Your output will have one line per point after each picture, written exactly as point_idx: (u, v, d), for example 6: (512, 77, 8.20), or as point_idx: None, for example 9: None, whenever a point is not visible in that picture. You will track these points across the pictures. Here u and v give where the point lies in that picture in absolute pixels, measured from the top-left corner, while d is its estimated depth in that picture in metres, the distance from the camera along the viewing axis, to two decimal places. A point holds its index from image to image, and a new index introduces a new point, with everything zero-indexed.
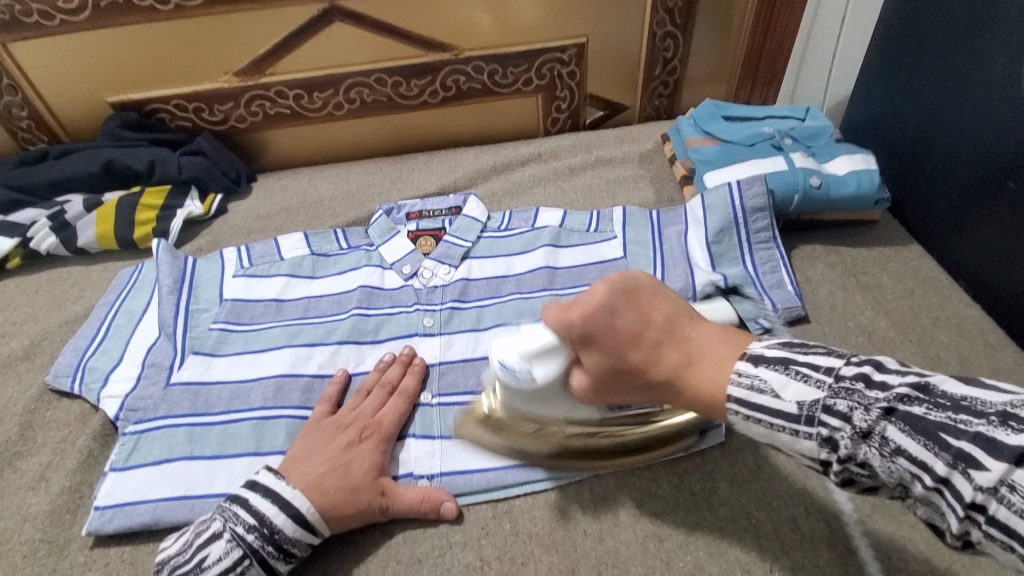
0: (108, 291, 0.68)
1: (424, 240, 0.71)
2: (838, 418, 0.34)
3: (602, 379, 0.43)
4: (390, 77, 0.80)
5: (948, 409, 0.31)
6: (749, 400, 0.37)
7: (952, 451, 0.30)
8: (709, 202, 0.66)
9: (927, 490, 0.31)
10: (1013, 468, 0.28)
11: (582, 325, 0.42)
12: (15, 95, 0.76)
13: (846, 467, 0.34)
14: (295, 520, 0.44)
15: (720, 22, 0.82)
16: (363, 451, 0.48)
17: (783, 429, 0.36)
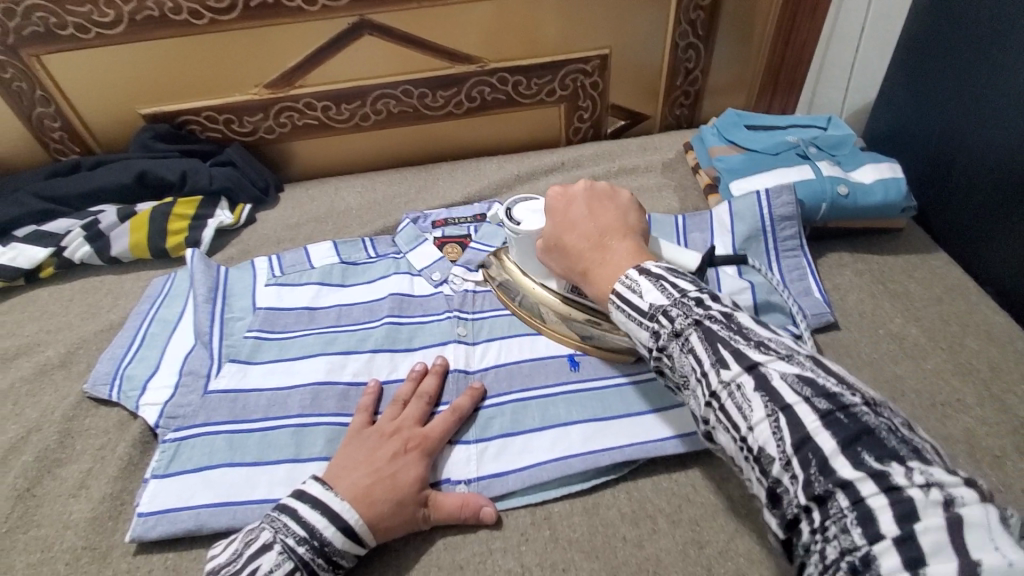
0: (142, 299, 0.69)
1: (451, 248, 0.73)
2: (667, 319, 0.39)
3: (550, 250, 0.52)
4: (416, 89, 0.81)
5: (734, 329, 0.37)
6: (623, 294, 0.42)
7: (721, 353, 0.36)
8: (735, 209, 0.67)
9: (697, 383, 0.38)
10: (747, 372, 0.35)
11: (552, 203, 0.51)
12: (48, 107, 0.77)
13: (659, 359, 0.40)
14: (344, 532, 0.44)
15: (741, 32, 0.83)
16: (406, 459, 0.49)
17: (632, 321, 0.41)
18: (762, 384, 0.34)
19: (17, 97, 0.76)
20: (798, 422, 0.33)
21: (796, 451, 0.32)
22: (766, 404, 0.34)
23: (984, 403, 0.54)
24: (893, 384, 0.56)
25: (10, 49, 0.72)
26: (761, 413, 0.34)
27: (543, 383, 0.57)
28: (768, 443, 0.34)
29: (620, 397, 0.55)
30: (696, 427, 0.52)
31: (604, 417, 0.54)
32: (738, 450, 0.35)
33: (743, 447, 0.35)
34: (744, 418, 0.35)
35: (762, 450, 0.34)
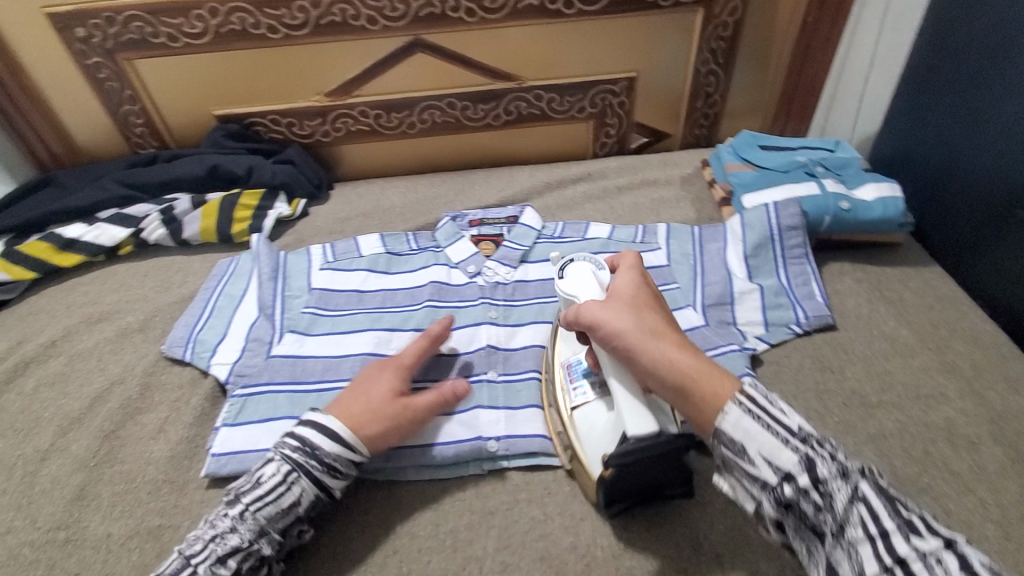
0: (209, 280, 0.77)
1: (485, 244, 0.80)
2: (828, 454, 0.40)
3: (618, 303, 0.50)
4: (460, 102, 0.90)
5: (896, 494, 0.39)
6: (760, 400, 0.42)
7: (903, 516, 0.37)
8: (747, 219, 0.73)
9: (864, 540, 0.37)
10: (946, 547, 0.36)
11: (634, 275, 0.55)
12: (135, 105, 0.87)
13: (806, 492, 0.39)
14: (330, 434, 0.50)
15: (758, 61, 0.91)
16: (375, 383, 0.55)
17: (778, 435, 0.40)
18: (966, 565, 0.35)
19: (108, 95, 0.86)
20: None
21: None
22: None
23: (966, 397, 0.60)
24: (885, 378, 0.62)
25: (107, 53, 0.82)
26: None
27: None
28: None
29: None
30: None
31: None
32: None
33: None
34: None
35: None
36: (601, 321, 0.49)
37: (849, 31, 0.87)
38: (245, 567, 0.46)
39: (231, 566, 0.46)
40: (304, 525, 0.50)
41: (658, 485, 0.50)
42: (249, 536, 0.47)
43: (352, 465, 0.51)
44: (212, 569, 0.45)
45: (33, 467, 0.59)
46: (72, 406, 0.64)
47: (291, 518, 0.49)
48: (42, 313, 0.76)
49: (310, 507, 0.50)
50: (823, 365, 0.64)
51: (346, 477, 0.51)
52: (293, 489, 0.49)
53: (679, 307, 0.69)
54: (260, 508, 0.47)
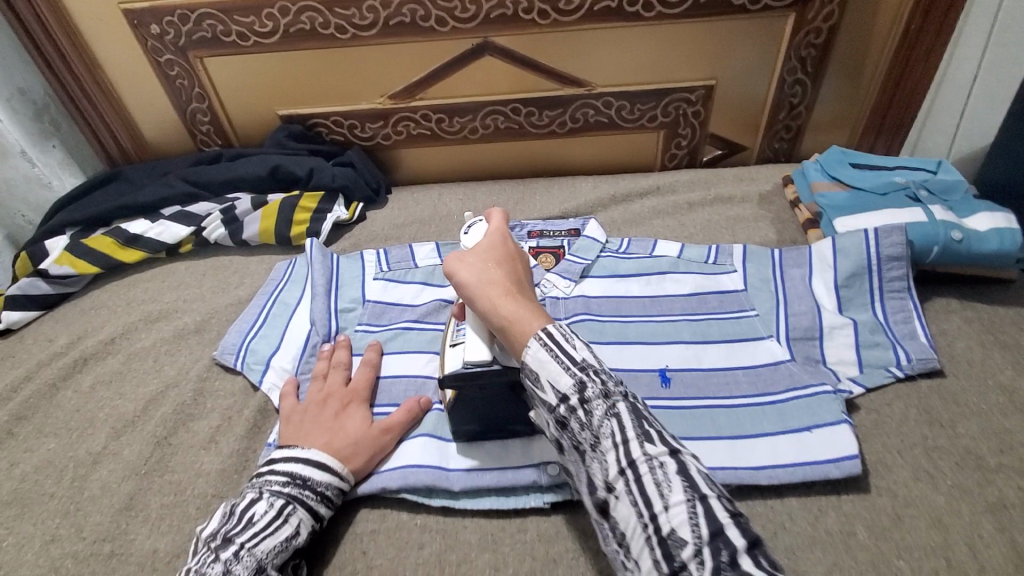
0: (265, 284, 0.76)
1: (545, 258, 0.76)
2: (598, 377, 0.41)
3: (466, 258, 0.50)
4: (525, 108, 0.86)
5: (647, 415, 0.40)
6: (557, 337, 0.42)
7: (648, 428, 0.39)
8: (839, 245, 0.67)
9: (610, 448, 0.39)
10: (670, 455, 0.38)
11: (496, 229, 0.54)
12: (202, 103, 0.87)
13: (573, 409, 0.41)
14: (324, 469, 0.51)
15: (850, 71, 0.83)
16: (348, 411, 0.56)
17: (560, 362, 0.41)
18: (682, 472, 0.37)
19: (177, 92, 0.87)
20: (712, 514, 0.35)
21: (709, 542, 0.34)
22: (685, 490, 0.36)
23: None
24: (1004, 437, 0.55)
25: (179, 50, 0.82)
26: (680, 495, 0.36)
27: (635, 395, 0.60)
28: (682, 529, 0.35)
29: (711, 419, 0.57)
30: (790, 458, 0.53)
31: (696, 436, 0.56)
32: (638, 525, 0.37)
33: (647, 524, 0.36)
34: (660, 499, 0.36)
35: (674, 532, 0.35)
36: (450, 269, 0.50)
37: (953, 43, 0.79)
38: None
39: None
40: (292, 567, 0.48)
41: (506, 416, 0.54)
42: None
43: (338, 496, 0.52)
44: None
45: (85, 472, 0.59)
46: (126, 408, 0.64)
47: (289, 553, 0.47)
48: (102, 310, 0.77)
49: (305, 542, 0.49)
50: (930, 418, 0.57)
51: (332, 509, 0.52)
52: (289, 523, 0.48)
53: (759, 338, 0.64)
54: (258, 543, 0.46)
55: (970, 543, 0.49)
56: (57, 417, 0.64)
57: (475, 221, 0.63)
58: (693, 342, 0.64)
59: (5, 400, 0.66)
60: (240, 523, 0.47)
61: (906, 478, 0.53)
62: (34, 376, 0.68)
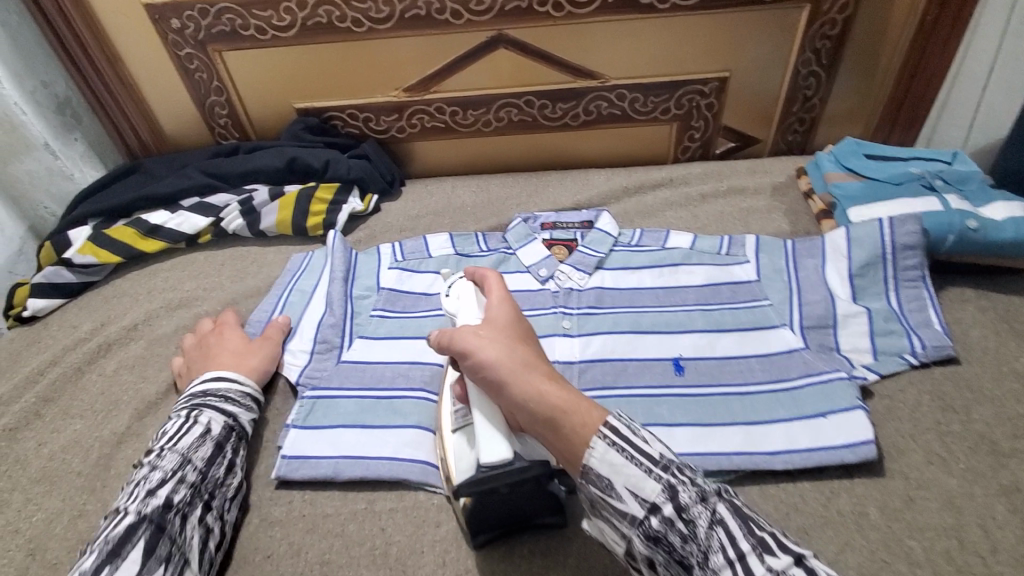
0: (282, 274, 0.77)
1: (558, 249, 0.77)
2: (686, 479, 0.38)
3: (488, 341, 0.47)
4: (538, 100, 0.87)
5: (748, 515, 0.38)
6: (625, 433, 0.40)
7: (757, 535, 0.37)
8: (854, 234, 0.67)
9: (724, 566, 0.36)
10: (795, 563, 0.35)
11: (500, 306, 0.52)
12: (221, 96, 0.89)
13: (669, 522, 0.37)
14: (217, 377, 0.59)
15: (865, 63, 0.83)
16: (224, 334, 0.65)
17: (641, 465, 0.39)
18: None
19: (196, 85, 0.88)
20: None
21: None
22: None
23: None
24: (1019, 423, 0.55)
25: (199, 44, 0.84)
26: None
27: (648, 383, 0.61)
28: None
29: (724, 405, 0.58)
30: (803, 443, 0.54)
31: (710, 422, 0.56)
32: None
33: None
34: None
35: None
36: (470, 348, 0.47)
37: (968, 35, 0.79)
38: (178, 497, 0.48)
39: (162, 496, 0.48)
40: (227, 459, 0.54)
41: (523, 517, 0.49)
42: (173, 467, 0.50)
43: (250, 397, 0.59)
44: (143, 503, 0.47)
45: (110, 450, 0.60)
46: (150, 390, 0.66)
47: (209, 445, 0.53)
48: (123, 297, 0.78)
49: (223, 433, 0.55)
50: (944, 404, 0.57)
51: (251, 410, 0.59)
52: (202, 422, 0.54)
53: (773, 327, 0.64)
54: (173, 443, 0.52)
55: (984, 525, 0.49)
56: (83, 399, 0.66)
57: (456, 288, 0.58)
58: (706, 331, 0.65)
59: (33, 383, 0.68)
60: (157, 440, 0.53)
61: (919, 462, 0.53)
62: (59, 360, 0.70)
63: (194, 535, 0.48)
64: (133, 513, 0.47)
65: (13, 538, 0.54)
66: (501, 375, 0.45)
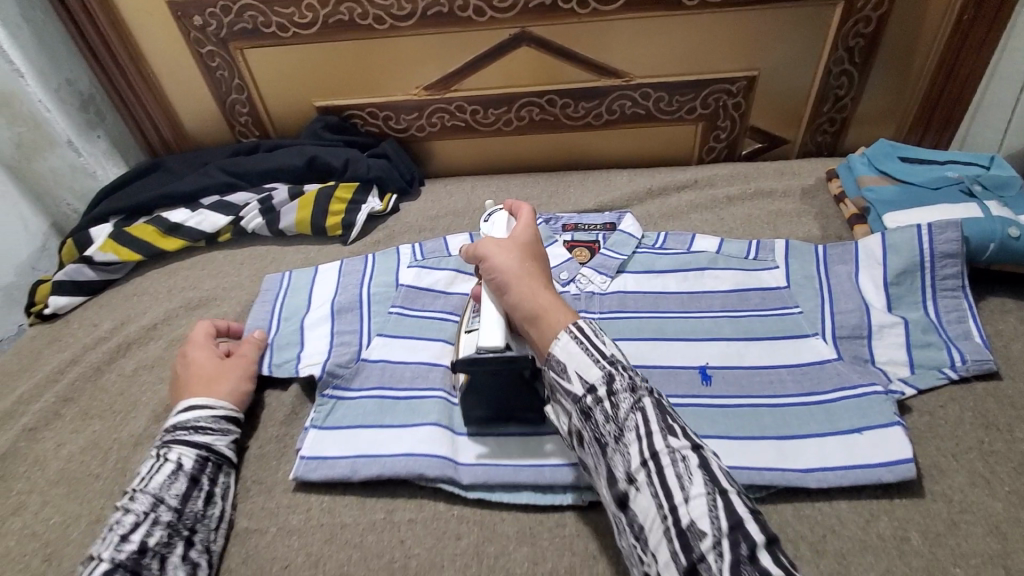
0: (261, 295, 0.73)
1: (580, 251, 0.75)
2: (625, 372, 0.44)
3: (501, 248, 0.54)
4: (561, 99, 0.85)
5: (669, 410, 0.43)
6: (587, 331, 0.45)
7: (670, 423, 0.42)
8: (890, 242, 0.64)
9: (633, 441, 0.41)
10: (692, 449, 0.40)
11: (525, 226, 0.58)
12: (242, 94, 0.89)
13: (600, 403, 0.43)
14: (184, 411, 0.56)
15: (899, 62, 0.80)
16: (194, 355, 0.61)
17: (589, 354, 0.44)
18: (703, 465, 0.39)
19: (217, 83, 0.88)
20: (732, 509, 0.37)
21: (728, 532, 0.36)
22: (706, 483, 0.38)
23: None
24: None
25: (221, 42, 0.83)
26: (700, 488, 0.38)
27: (673, 392, 0.59)
28: (702, 519, 0.37)
29: (753, 417, 0.56)
30: (838, 460, 0.52)
31: (740, 435, 0.55)
32: (658, 516, 0.39)
33: (666, 514, 0.38)
34: (681, 490, 0.38)
35: (692, 524, 0.37)
36: (489, 254, 0.53)
37: (1006, 33, 0.75)
38: (154, 539, 0.48)
39: (136, 541, 0.47)
40: (206, 491, 0.53)
41: (521, 406, 0.54)
42: (146, 509, 0.49)
43: (225, 420, 0.57)
44: (115, 549, 0.47)
45: (130, 452, 0.60)
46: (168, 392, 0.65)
47: (183, 481, 0.52)
48: (144, 297, 0.78)
49: (197, 467, 0.53)
50: (987, 422, 0.55)
51: (227, 435, 0.57)
52: (172, 458, 0.52)
53: (804, 336, 0.62)
54: (144, 485, 0.51)
55: None
56: (103, 399, 0.66)
57: (495, 212, 0.64)
58: (734, 339, 0.63)
59: (53, 383, 0.68)
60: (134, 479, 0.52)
61: (962, 483, 0.51)
62: (80, 360, 0.70)
63: (176, 575, 0.47)
64: (107, 560, 0.46)
65: (34, 541, 0.54)
66: (501, 275, 0.51)
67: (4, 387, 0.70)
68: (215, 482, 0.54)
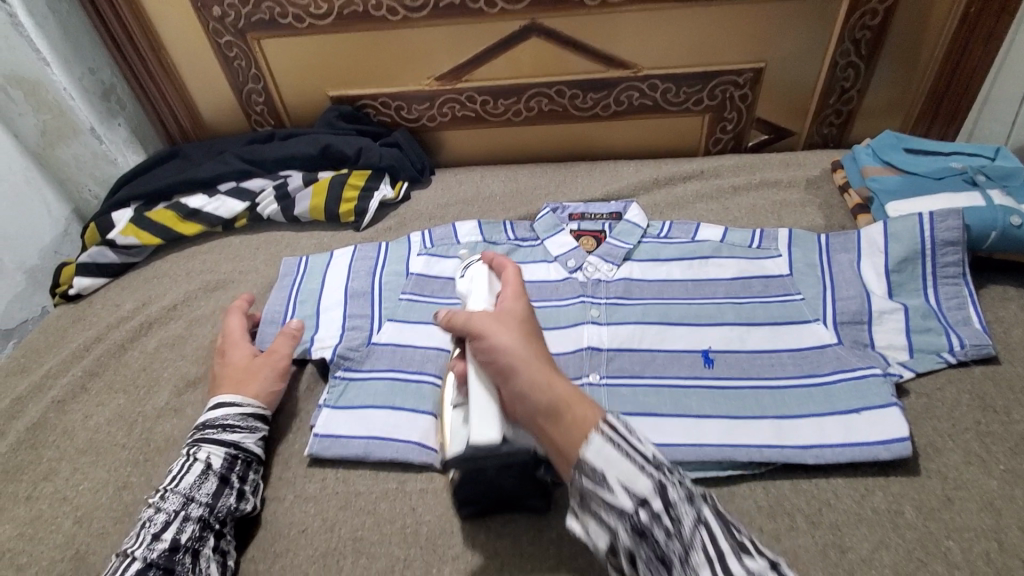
0: (278, 280, 0.75)
1: (586, 240, 0.77)
2: (677, 481, 0.40)
3: (497, 327, 0.50)
4: (570, 90, 0.86)
5: (727, 522, 0.39)
6: (622, 431, 0.41)
7: (735, 539, 0.38)
8: (892, 230, 0.65)
9: (704, 564, 0.36)
10: (770, 567, 0.36)
11: (516, 298, 0.54)
12: (258, 84, 0.91)
13: (657, 519, 0.38)
14: (221, 407, 0.57)
15: (906, 55, 0.81)
16: (231, 355, 0.63)
17: (637, 461, 0.40)
18: None
19: (234, 73, 0.91)
20: None
21: None
22: None
23: None
24: None
25: (238, 32, 0.85)
26: None
27: (676, 374, 0.61)
28: None
29: (754, 398, 0.57)
30: (836, 438, 0.53)
31: (741, 415, 0.56)
32: None
33: None
34: None
35: None
36: (484, 334, 0.49)
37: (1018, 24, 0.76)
38: (185, 536, 0.49)
39: (168, 539, 0.48)
40: (236, 488, 0.53)
41: (512, 497, 0.51)
42: (177, 508, 0.50)
43: (252, 416, 0.58)
44: (149, 547, 0.48)
45: (152, 425, 0.63)
46: (189, 368, 0.68)
47: (213, 480, 0.53)
48: (164, 279, 0.81)
49: (225, 466, 0.54)
50: (984, 404, 0.56)
51: (254, 433, 0.57)
52: (201, 458, 0.54)
53: (805, 321, 0.63)
54: (176, 484, 0.52)
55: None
56: (126, 375, 0.69)
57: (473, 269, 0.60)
58: (737, 324, 0.64)
59: (79, 359, 0.71)
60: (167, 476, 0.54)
61: (957, 462, 0.53)
62: (104, 337, 0.73)
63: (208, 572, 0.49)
64: (139, 558, 0.47)
65: (63, 506, 0.57)
66: (503, 359, 0.47)
67: (32, 362, 0.73)
68: (245, 480, 0.55)
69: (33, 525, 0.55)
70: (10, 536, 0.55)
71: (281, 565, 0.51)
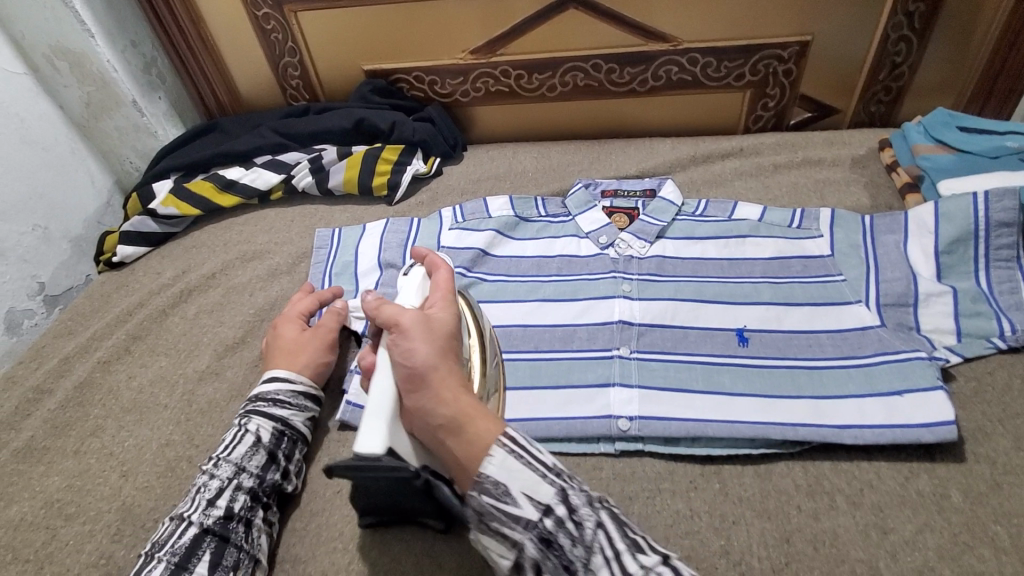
0: (314, 252, 0.76)
1: (619, 217, 0.76)
2: (574, 489, 0.38)
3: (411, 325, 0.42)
4: (606, 64, 0.85)
5: (627, 523, 0.38)
6: (518, 440, 0.39)
7: (634, 538, 0.37)
8: (943, 209, 0.63)
9: (602, 566, 0.36)
10: (663, 562, 0.36)
11: (442, 292, 0.47)
12: (294, 58, 0.91)
13: (557, 527, 0.37)
14: (273, 381, 0.57)
15: (961, 30, 0.77)
16: (281, 330, 0.62)
17: (535, 471, 0.38)
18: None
19: (271, 45, 0.91)
20: None
21: None
22: None
23: None
24: None
25: (276, 5, 0.86)
26: None
27: (709, 352, 0.60)
28: None
29: (792, 379, 0.56)
30: (877, 420, 0.52)
31: (778, 395, 0.55)
32: None
33: None
34: None
35: None
36: (398, 340, 0.41)
37: None
38: (237, 505, 0.49)
39: (221, 506, 0.49)
40: (285, 466, 0.53)
41: (408, 516, 0.48)
42: (229, 475, 0.50)
43: (302, 395, 0.57)
44: (203, 512, 0.48)
45: (193, 387, 0.65)
46: (226, 334, 0.70)
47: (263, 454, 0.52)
48: (203, 248, 0.83)
49: (274, 441, 0.53)
50: None
51: (304, 411, 0.57)
52: (251, 429, 0.53)
53: (846, 302, 0.61)
54: (226, 453, 0.52)
55: None
56: (167, 339, 0.71)
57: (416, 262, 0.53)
58: (774, 304, 0.63)
59: (123, 322, 0.73)
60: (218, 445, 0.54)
61: (1008, 448, 0.51)
62: (147, 303, 0.75)
63: (259, 540, 0.49)
64: (195, 523, 0.48)
65: (110, 460, 0.59)
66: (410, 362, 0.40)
67: (78, 325, 0.75)
68: (290, 458, 0.54)
69: (81, 478, 0.58)
70: (59, 487, 0.57)
71: (317, 523, 0.52)
